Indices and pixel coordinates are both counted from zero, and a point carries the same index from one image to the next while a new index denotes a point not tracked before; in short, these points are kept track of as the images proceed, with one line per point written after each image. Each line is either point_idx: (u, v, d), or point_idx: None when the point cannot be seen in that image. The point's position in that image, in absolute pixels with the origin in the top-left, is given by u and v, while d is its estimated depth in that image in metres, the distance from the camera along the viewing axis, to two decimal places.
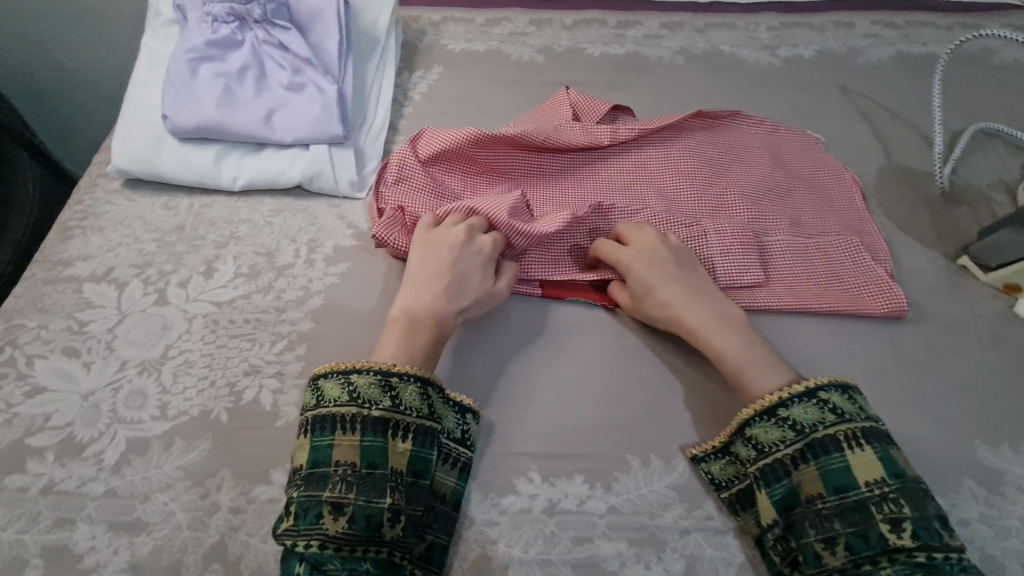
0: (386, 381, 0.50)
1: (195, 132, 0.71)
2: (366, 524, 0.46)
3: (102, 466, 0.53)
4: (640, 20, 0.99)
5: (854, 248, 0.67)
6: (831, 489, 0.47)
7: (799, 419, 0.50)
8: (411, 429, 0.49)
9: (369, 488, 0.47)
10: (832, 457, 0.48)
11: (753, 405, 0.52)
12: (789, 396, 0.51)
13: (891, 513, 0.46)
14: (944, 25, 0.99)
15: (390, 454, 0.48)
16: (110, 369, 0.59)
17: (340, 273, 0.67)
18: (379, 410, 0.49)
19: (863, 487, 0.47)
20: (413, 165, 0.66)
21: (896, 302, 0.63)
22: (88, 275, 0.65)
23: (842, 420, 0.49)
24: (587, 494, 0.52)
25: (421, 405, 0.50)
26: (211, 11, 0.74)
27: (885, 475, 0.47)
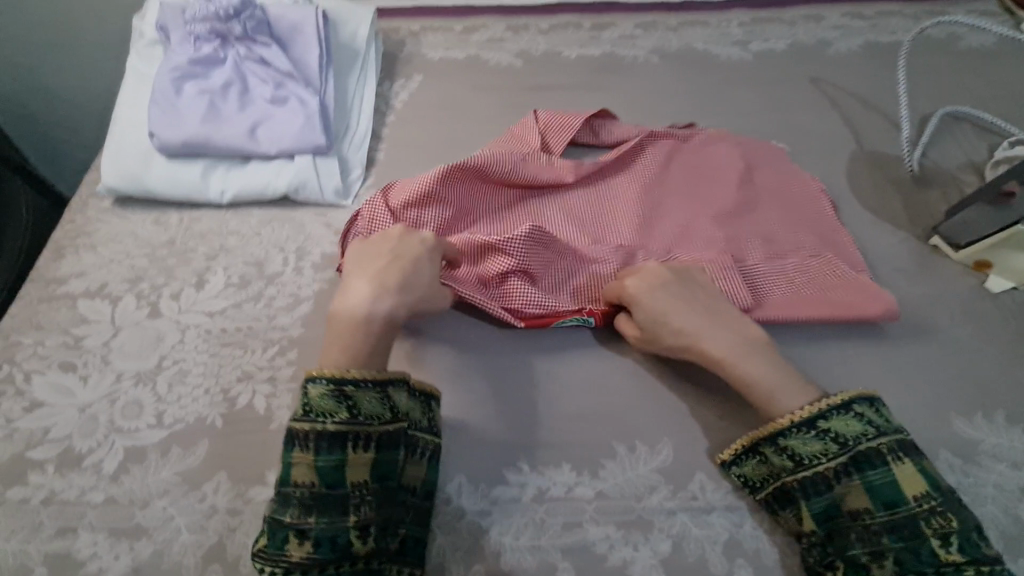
0: (339, 391, 0.48)
1: (182, 148, 0.73)
2: (335, 541, 0.46)
3: (101, 476, 0.54)
4: (615, 21, 1.02)
5: (830, 260, 0.67)
6: (880, 505, 0.47)
7: (842, 433, 0.49)
8: (371, 438, 0.48)
9: (331, 506, 0.47)
10: (878, 471, 0.47)
11: (784, 422, 0.50)
12: (828, 408, 0.49)
13: (940, 527, 0.45)
14: (910, 14, 1.01)
15: (352, 468, 0.47)
16: (106, 381, 0.60)
17: (329, 279, 0.68)
18: (334, 423, 0.47)
19: (912, 502, 0.46)
20: (383, 213, 0.67)
21: (887, 304, 0.62)
22: (82, 291, 0.67)
23: (881, 433, 0.48)
24: (575, 481, 0.54)
25: (380, 410, 0.49)
26: (194, 30, 0.76)
27: (929, 487, 0.46)
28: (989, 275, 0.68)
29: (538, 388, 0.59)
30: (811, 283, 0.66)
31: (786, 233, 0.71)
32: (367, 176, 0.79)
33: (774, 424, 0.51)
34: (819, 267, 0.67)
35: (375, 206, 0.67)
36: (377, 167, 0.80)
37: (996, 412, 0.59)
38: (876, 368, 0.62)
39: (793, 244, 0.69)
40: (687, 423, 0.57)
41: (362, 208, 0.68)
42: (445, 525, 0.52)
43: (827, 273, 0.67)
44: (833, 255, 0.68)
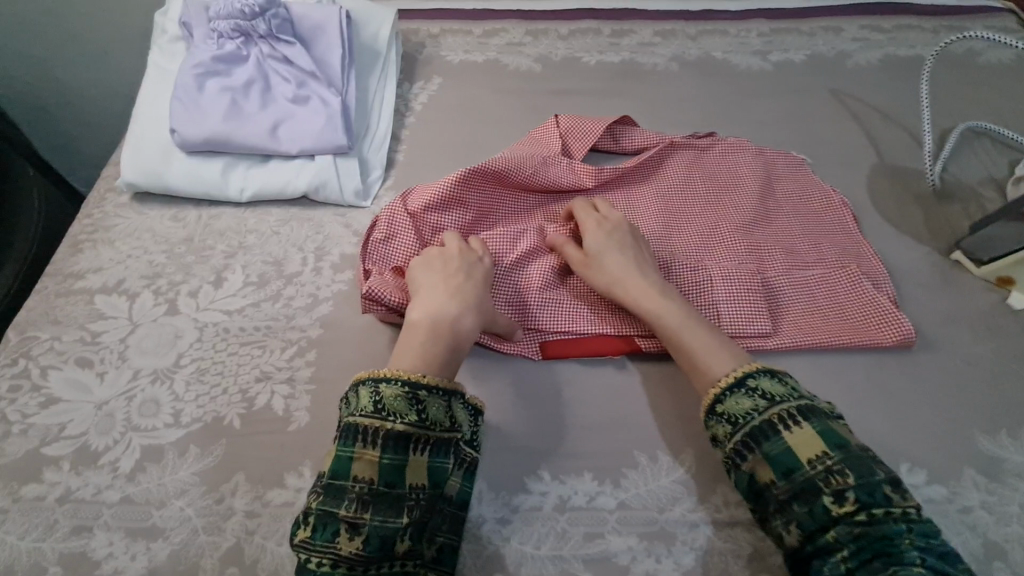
0: (414, 394, 0.49)
1: (202, 145, 0.72)
2: (383, 541, 0.46)
3: (118, 474, 0.54)
4: (634, 29, 1.02)
5: (852, 276, 0.67)
6: (778, 474, 0.48)
7: (731, 411, 0.51)
8: (431, 443, 0.49)
9: (386, 506, 0.46)
10: (773, 441, 0.49)
11: (718, 387, 0.52)
12: (722, 388, 0.52)
13: (836, 484, 0.46)
14: (929, 28, 1.01)
15: (411, 470, 0.48)
16: (123, 379, 0.60)
17: (348, 280, 0.68)
18: (403, 424, 0.48)
19: (807, 465, 0.47)
20: (402, 219, 0.66)
21: (905, 333, 0.62)
22: (100, 287, 0.66)
23: (773, 404, 0.50)
24: (597, 490, 0.53)
25: (444, 418, 0.50)
26: (217, 27, 0.76)
27: (828, 447, 0.47)
28: (1012, 292, 0.68)
29: (570, 395, 0.59)
30: (832, 303, 0.66)
31: (809, 245, 0.71)
32: (386, 177, 0.79)
33: (709, 394, 0.53)
34: (841, 287, 0.66)
35: (395, 210, 0.66)
36: (396, 168, 0.80)
37: (1020, 431, 0.58)
38: (899, 383, 0.61)
39: (816, 257, 0.69)
40: (710, 434, 0.57)
41: (380, 213, 0.67)
42: (466, 533, 0.51)
43: (851, 290, 0.66)
44: (858, 271, 0.67)
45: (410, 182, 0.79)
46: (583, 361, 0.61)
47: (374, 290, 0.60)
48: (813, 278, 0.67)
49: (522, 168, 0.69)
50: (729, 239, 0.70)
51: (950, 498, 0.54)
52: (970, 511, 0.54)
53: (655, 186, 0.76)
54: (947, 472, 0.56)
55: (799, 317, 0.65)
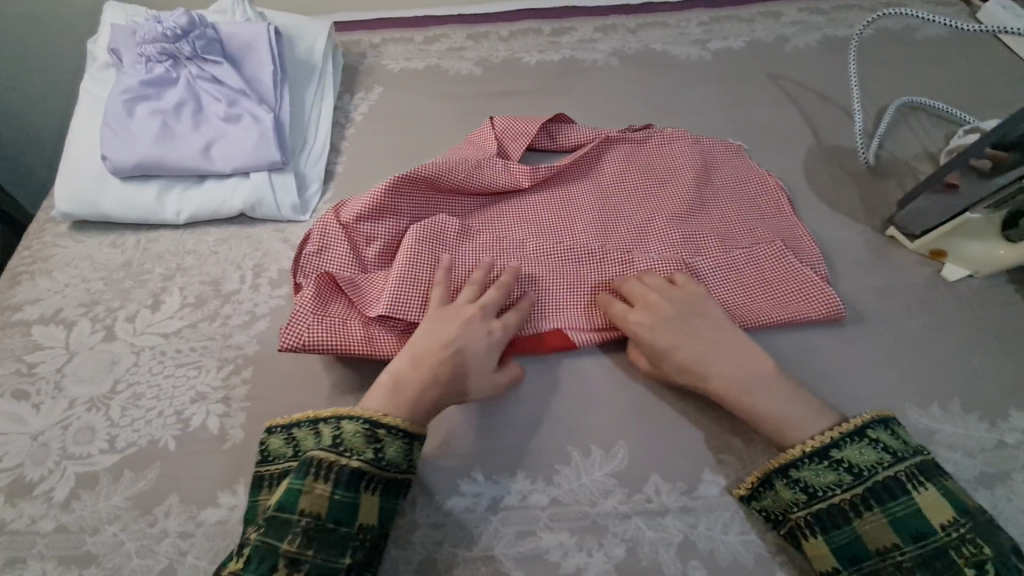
0: (315, 427, 0.51)
1: (135, 170, 0.73)
2: (259, 566, 0.44)
3: (52, 503, 0.54)
4: (575, 26, 1.02)
5: (781, 254, 0.66)
6: (908, 537, 0.45)
7: (856, 461, 0.49)
8: (334, 467, 0.48)
9: (273, 528, 0.46)
10: (900, 501, 0.47)
11: (795, 452, 0.50)
12: (841, 436, 0.50)
13: (972, 555, 0.44)
14: (867, 7, 1.02)
15: (307, 496, 0.47)
16: (59, 408, 0.60)
17: (286, 294, 0.68)
18: (316, 449, 0.49)
19: (941, 531, 0.45)
20: (335, 231, 0.65)
21: (832, 304, 0.63)
22: (37, 318, 0.67)
23: (898, 460, 0.48)
24: (529, 488, 0.54)
25: (363, 447, 0.49)
26: (145, 52, 0.76)
27: (957, 512, 0.45)
28: (946, 263, 0.68)
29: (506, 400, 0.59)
30: (762, 283, 0.65)
31: (745, 229, 0.71)
32: (325, 190, 0.79)
33: (783, 457, 0.51)
34: (774, 269, 0.66)
35: (327, 222, 0.65)
36: (335, 180, 0.80)
37: (951, 402, 0.58)
38: (834, 362, 0.61)
39: (750, 242, 0.69)
40: (644, 424, 0.57)
41: (313, 228, 0.66)
42: (399, 539, 0.51)
43: (782, 270, 0.66)
44: (791, 257, 0.66)
45: (349, 192, 0.79)
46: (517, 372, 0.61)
47: (299, 307, 0.60)
48: (745, 262, 0.66)
49: (456, 173, 0.70)
50: (666, 231, 0.70)
51: None
52: None
53: (597, 183, 0.76)
54: None
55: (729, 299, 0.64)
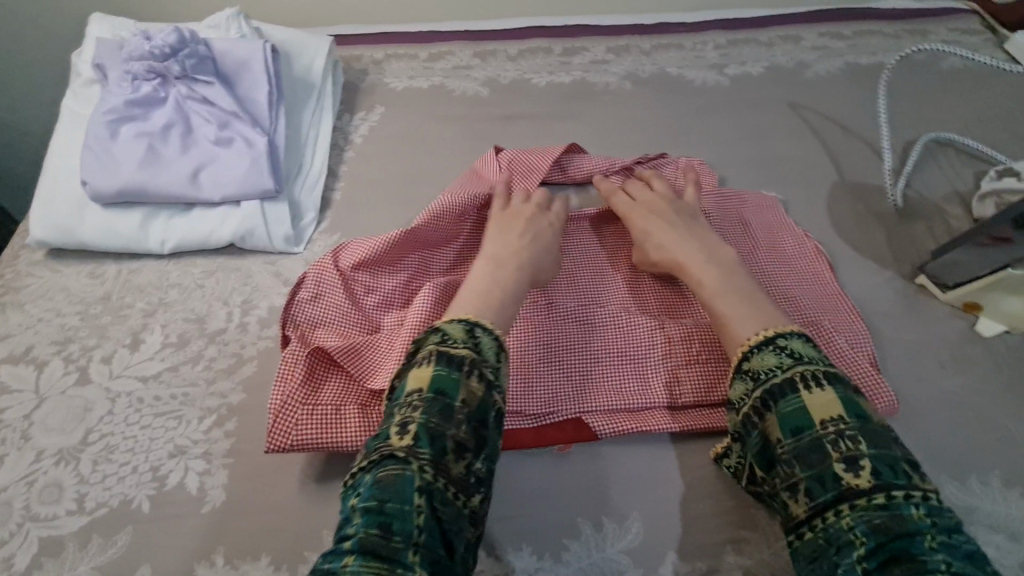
0: (471, 330, 0.48)
1: (118, 197, 0.68)
2: (431, 445, 0.42)
3: (11, 573, 0.49)
4: (586, 46, 0.98)
5: (829, 335, 0.59)
6: (787, 432, 0.44)
7: (757, 369, 0.48)
8: (486, 371, 0.46)
9: (436, 412, 0.43)
10: (788, 400, 0.45)
11: (746, 345, 0.50)
12: (750, 348, 0.49)
13: (847, 451, 0.42)
14: (890, 33, 0.98)
15: (464, 388, 0.45)
16: (24, 461, 0.55)
17: (275, 335, 0.64)
18: (464, 348, 0.47)
19: (821, 427, 0.43)
20: (331, 280, 0.62)
21: (889, 398, 0.56)
22: (6, 356, 0.62)
23: (796, 363, 0.46)
24: (535, 566, 0.49)
25: (499, 361, 0.48)
26: (130, 69, 0.71)
27: (846, 414, 0.43)
28: (980, 318, 0.64)
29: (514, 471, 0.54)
30: None
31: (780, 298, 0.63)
32: (321, 220, 0.74)
33: (738, 354, 0.50)
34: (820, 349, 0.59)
35: (323, 266, 0.62)
36: (332, 209, 0.76)
37: (991, 474, 0.54)
38: None
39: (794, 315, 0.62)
40: (660, 494, 0.53)
41: (308, 270, 0.63)
42: None
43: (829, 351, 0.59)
44: (838, 339, 0.59)
45: (346, 222, 0.74)
46: (528, 450, 0.55)
47: (286, 373, 0.56)
48: None
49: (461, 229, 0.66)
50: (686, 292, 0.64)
51: None
52: None
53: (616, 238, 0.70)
54: None
55: None
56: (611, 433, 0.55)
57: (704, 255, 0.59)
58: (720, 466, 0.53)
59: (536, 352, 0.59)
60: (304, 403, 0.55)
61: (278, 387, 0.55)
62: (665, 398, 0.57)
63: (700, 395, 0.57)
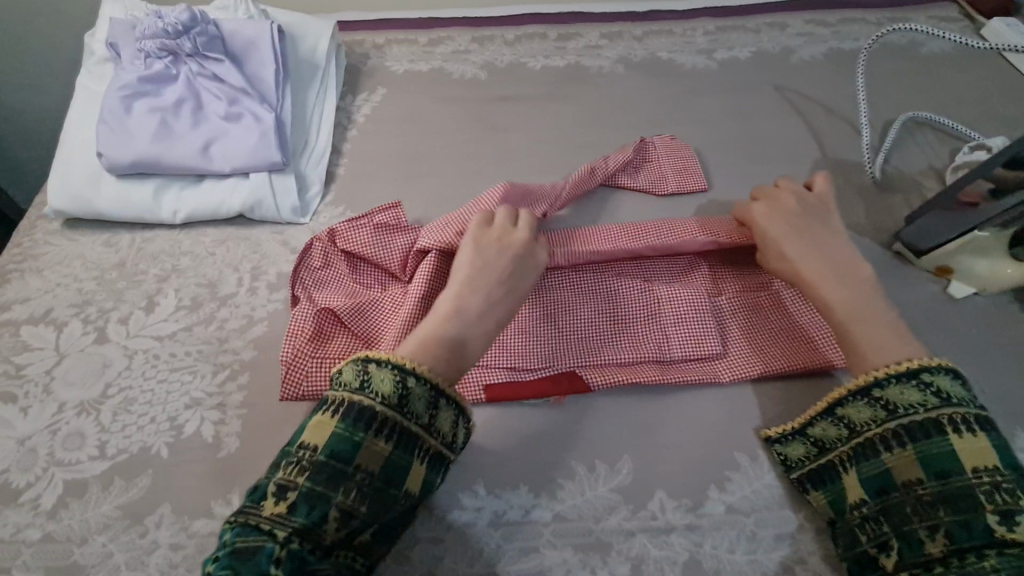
0: (402, 381, 0.46)
1: (132, 168, 0.71)
2: (308, 514, 0.42)
3: (38, 512, 0.52)
4: (581, 32, 1.02)
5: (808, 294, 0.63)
6: (932, 474, 0.45)
7: (896, 401, 0.48)
8: (397, 431, 0.45)
9: (324, 476, 0.43)
10: (935, 441, 0.46)
11: (881, 372, 0.49)
12: (885, 376, 0.49)
13: (1003, 503, 0.43)
14: (872, 20, 1.02)
15: (364, 451, 0.45)
16: (47, 412, 0.58)
17: (284, 299, 0.67)
18: (382, 406, 0.45)
19: (970, 473, 0.44)
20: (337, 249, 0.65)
21: None
22: (26, 317, 0.65)
23: (946, 403, 0.47)
24: (532, 503, 0.53)
25: (422, 413, 0.47)
26: (144, 47, 0.74)
27: (1001, 463, 0.44)
28: (952, 281, 0.68)
29: (512, 420, 0.57)
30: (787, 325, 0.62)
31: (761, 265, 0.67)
32: (326, 193, 0.78)
33: (865, 376, 0.50)
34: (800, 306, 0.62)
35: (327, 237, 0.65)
36: (337, 183, 0.79)
37: None
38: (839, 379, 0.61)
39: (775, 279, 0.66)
40: (649, 439, 0.56)
41: (314, 240, 0.65)
42: (398, 554, 0.50)
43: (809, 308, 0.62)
44: None
45: (351, 195, 0.78)
46: (525, 402, 0.58)
47: (296, 329, 0.59)
48: (768, 298, 0.64)
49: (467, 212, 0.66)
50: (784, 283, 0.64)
51: None
52: None
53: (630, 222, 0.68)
54: None
55: (752, 342, 0.61)
56: (603, 386, 0.58)
57: (841, 271, 0.56)
58: (767, 449, 0.56)
59: (539, 314, 0.62)
60: (313, 357, 0.58)
61: (288, 341, 0.58)
62: (654, 353, 0.60)
63: (689, 350, 0.60)
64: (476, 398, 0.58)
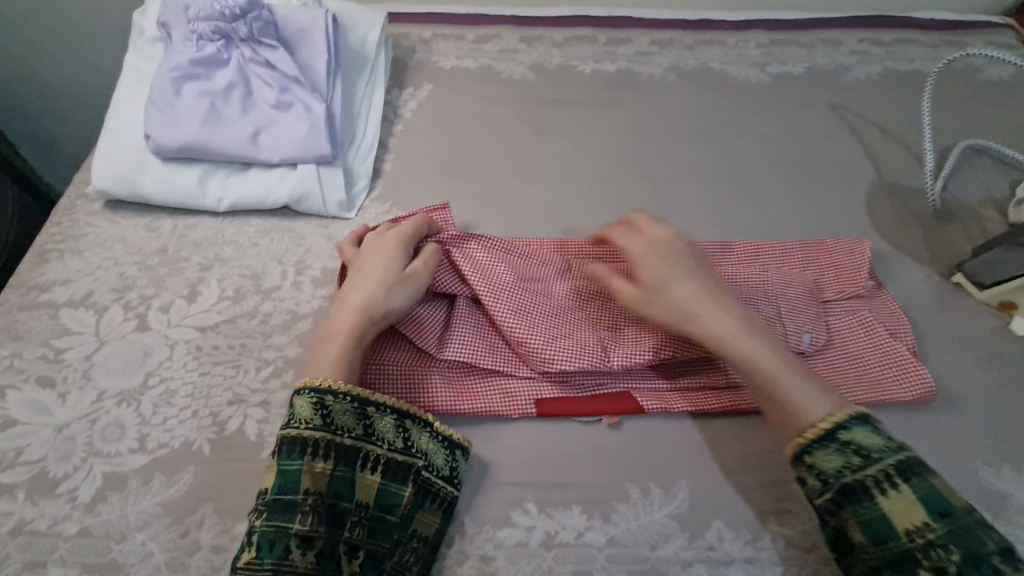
0: (320, 399, 0.49)
1: (178, 152, 0.69)
2: (273, 551, 0.45)
3: (77, 505, 0.51)
4: (630, 37, 0.99)
5: (867, 324, 0.62)
6: (870, 539, 0.44)
7: (822, 467, 0.47)
8: (329, 448, 0.48)
9: (279, 511, 0.46)
10: (866, 506, 0.45)
11: (805, 438, 0.48)
12: (811, 441, 0.48)
13: (938, 560, 0.42)
14: (928, 42, 0.99)
15: (308, 476, 0.47)
16: (86, 400, 0.56)
17: (328, 295, 0.65)
18: (309, 430, 0.48)
19: (905, 537, 0.44)
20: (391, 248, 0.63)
21: (925, 385, 0.58)
22: (66, 300, 0.63)
23: (867, 462, 0.46)
24: (585, 525, 0.51)
25: (354, 426, 0.49)
26: (196, 29, 0.73)
27: (930, 517, 0.44)
28: (1014, 317, 0.66)
29: (564, 439, 0.55)
30: (846, 356, 0.61)
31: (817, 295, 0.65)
32: (372, 188, 0.76)
33: (797, 441, 0.48)
34: (858, 340, 0.62)
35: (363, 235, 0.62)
36: (383, 178, 0.77)
37: None
38: (903, 413, 0.59)
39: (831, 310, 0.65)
40: (708, 467, 0.54)
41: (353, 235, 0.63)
42: (448, 571, 0.49)
43: (866, 339, 0.62)
44: (880, 330, 0.62)
45: (397, 193, 0.76)
46: (576, 419, 0.56)
47: None
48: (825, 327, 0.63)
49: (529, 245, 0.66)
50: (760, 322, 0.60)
51: None
52: None
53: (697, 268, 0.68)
54: None
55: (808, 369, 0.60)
56: (656, 408, 0.56)
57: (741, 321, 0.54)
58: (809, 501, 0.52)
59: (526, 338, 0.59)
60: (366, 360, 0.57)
61: None
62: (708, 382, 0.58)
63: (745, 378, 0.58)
64: (526, 410, 0.56)
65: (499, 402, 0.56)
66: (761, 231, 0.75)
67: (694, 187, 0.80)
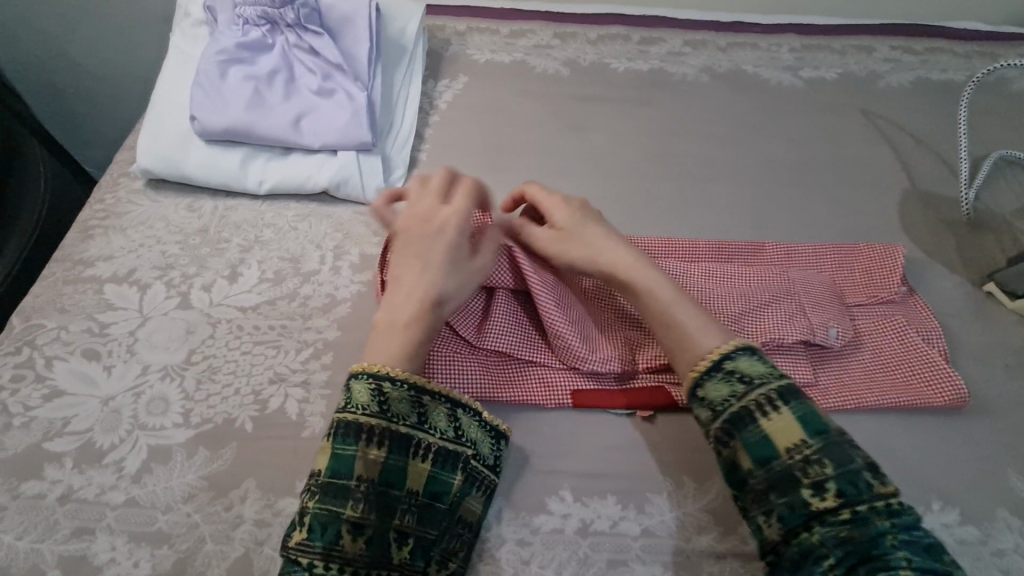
0: (377, 385, 0.48)
1: (222, 135, 0.70)
2: (325, 535, 0.45)
3: (123, 475, 0.52)
4: (664, 37, 0.99)
5: (900, 329, 0.63)
6: (755, 462, 0.46)
7: (713, 397, 0.48)
8: (383, 435, 0.47)
9: (331, 496, 0.46)
10: (749, 428, 0.46)
11: (696, 370, 0.50)
12: (703, 372, 0.49)
13: (815, 475, 0.44)
14: (961, 52, 0.99)
15: (361, 462, 0.47)
16: (131, 374, 0.57)
17: (367, 281, 0.66)
18: (364, 416, 0.48)
19: (785, 455, 0.45)
20: None
21: (958, 391, 0.59)
22: (110, 276, 0.64)
23: (750, 389, 0.47)
24: (620, 515, 0.52)
25: (409, 413, 0.49)
26: (243, 13, 0.74)
27: (806, 434, 0.45)
28: None
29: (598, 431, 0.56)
30: (879, 360, 0.61)
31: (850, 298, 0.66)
32: (409, 177, 0.77)
33: (693, 373, 0.50)
34: (891, 345, 0.62)
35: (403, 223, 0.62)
36: (419, 168, 0.78)
37: None
38: (934, 419, 0.60)
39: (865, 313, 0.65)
40: None
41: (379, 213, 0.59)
42: (485, 554, 0.50)
43: (899, 344, 0.62)
44: (914, 335, 0.62)
45: None
46: (612, 411, 0.57)
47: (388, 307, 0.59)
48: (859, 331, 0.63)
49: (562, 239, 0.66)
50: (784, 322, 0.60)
51: (984, 540, 0.53)
52: (1005, 555, 0.52)
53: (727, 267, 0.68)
54: (980, 513, 0.54)
55: (840, 371, 0.61)
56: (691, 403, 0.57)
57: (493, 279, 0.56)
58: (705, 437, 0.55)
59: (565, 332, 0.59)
60: None
61: None
62: None
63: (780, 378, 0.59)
64: (562, 401, 0.57)
65: (533, 392, 0.57)
66: (793, 233, 0.76)
67: (726, 188, 0.80)
